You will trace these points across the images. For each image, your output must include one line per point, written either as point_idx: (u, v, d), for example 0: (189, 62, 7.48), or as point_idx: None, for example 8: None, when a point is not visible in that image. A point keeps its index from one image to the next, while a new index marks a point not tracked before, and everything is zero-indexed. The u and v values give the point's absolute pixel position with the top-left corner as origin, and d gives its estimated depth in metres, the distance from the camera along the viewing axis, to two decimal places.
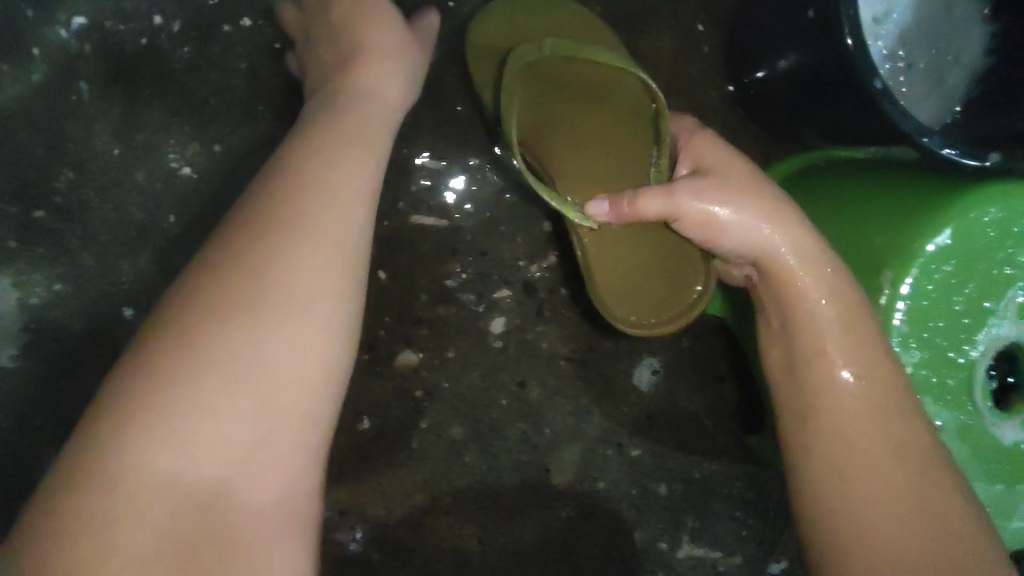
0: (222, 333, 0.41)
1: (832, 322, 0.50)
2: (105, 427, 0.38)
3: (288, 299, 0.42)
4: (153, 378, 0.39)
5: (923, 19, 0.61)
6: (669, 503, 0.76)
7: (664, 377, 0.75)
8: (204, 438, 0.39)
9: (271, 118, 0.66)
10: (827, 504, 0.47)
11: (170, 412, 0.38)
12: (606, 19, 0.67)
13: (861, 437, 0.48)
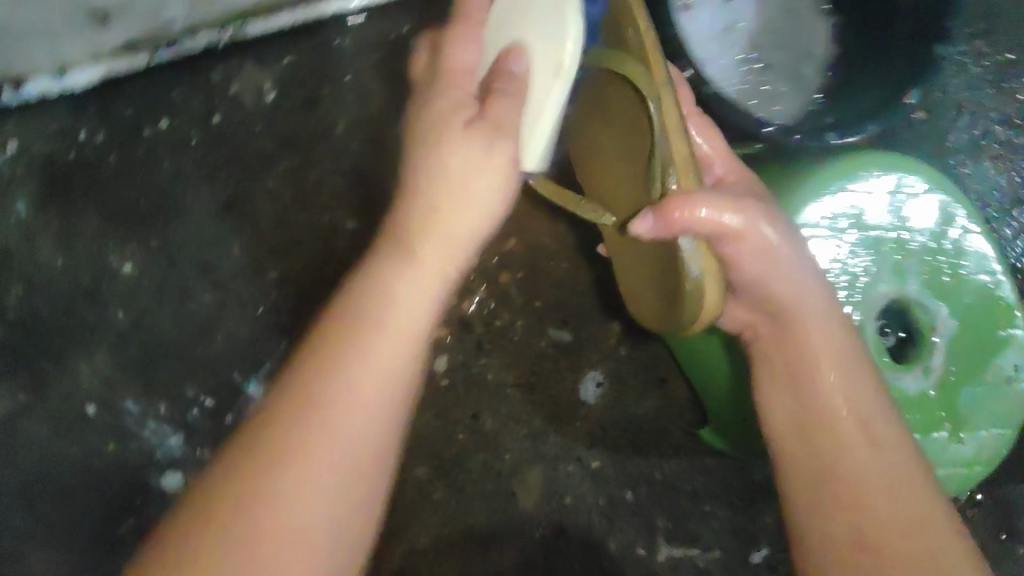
0: (335, 388, 0.37)
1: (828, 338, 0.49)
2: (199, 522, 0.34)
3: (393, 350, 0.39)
4: (250, 468, 0.35)
5: (770, 24, 0.69)
6: (637, 507, 0.79)
7: (609, 388, 0.78)
8: (325, 492, 0.36)
9: (202, 208, 0.70)
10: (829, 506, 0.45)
11: (286, 475, 0.35)
12: None
13: (859, 437, 0.46)
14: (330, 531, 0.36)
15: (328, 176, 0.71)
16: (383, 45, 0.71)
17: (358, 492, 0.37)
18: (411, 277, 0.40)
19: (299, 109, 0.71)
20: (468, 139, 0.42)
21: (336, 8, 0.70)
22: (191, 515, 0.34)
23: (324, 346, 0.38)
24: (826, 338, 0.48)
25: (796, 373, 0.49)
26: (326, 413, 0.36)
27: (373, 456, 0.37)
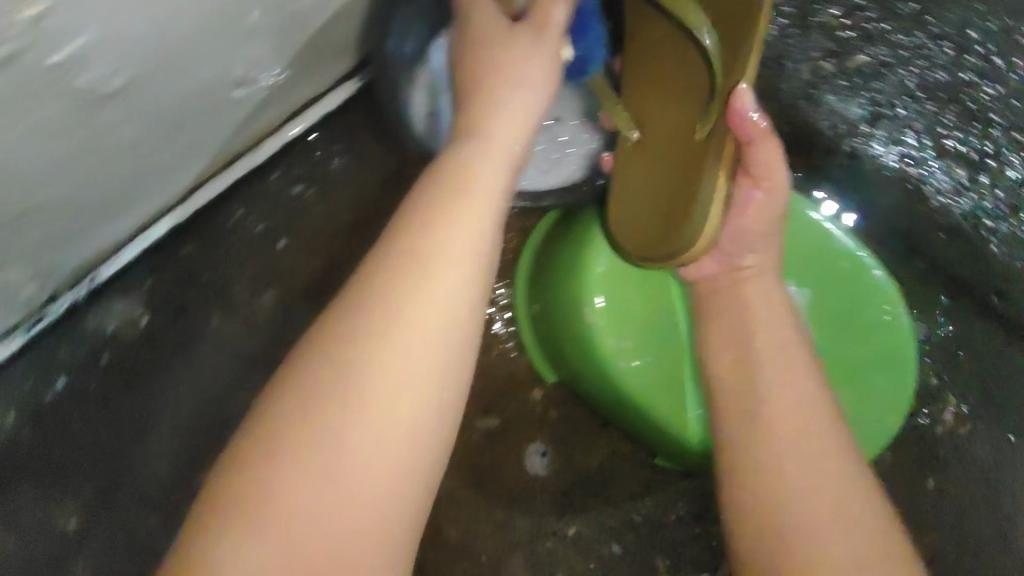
0: (361, 406, 0.38)
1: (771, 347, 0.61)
2: (261, 466, 0.37)
3: (432, 278, 0.41)
4: (301, 424, 0.38)
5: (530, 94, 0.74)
6: (629, 557, 0.79)
7: (554, 455, 0.79)
8: (345, 499, 0.37)
9: (122, 442, 0.74)
10: (755, 489, 0.55)
11: (309, 473, 0.37)
12: (331, 215, 0.79)
13: (795, 435, 0.56)
14: (355, 541, 0.37)
15: (223, 370, 0.76)
16: (227, 234, 0.77)
17: (380, 516, 0.38)
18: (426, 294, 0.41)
19: (173, 320, 0.76)
20: (485, 142, 0.51)
21: (168, 225, 0.73)
22: (237, 464, 0.37)
23: (331, 353, 0.40)
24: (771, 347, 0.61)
25: (745, 374, 0.60)
26: (347, 422, 0.38)
27: (399, 472, 0.39)
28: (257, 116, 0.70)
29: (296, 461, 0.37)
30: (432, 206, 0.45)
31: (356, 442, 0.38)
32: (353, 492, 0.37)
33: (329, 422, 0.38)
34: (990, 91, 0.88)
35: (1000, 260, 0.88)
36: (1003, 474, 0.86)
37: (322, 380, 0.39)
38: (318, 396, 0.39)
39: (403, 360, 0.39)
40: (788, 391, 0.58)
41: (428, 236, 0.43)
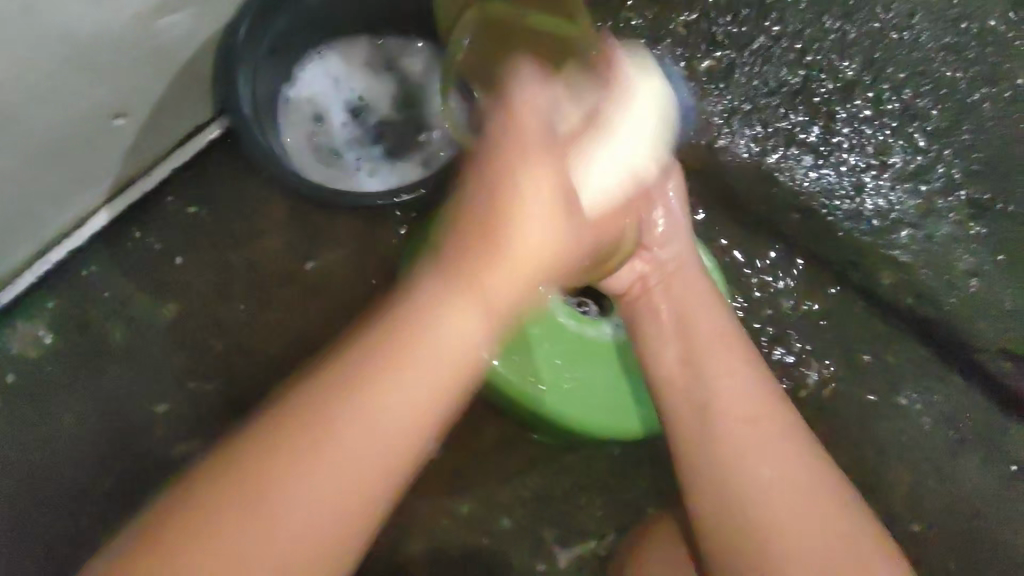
0: (355, 407, 0.44)
1: (709, 343, 0.71)
2: (264, 441, 0.44)
3: (471, 313, 0.47)
4: (340, 386, 0.45)
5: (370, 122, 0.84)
6: (520, 529, 0.85)
7: (446, 440, 0.85)
8: (327, 493, 0.43)
9: (30, 455, 0.79)
10: (726, 489, 0.63)
11: (303, 467, 0.43)
12: (224, 229, 0.85)
13: (742, 430, 0.66)
14: (360, 497, 0.44)
15: (127, 383, 0.81)
16: (126, 255, 0.83)
17: (355, 511, 0.44)
18: (428, 360, 0.46)
19: (76, 338, 0.81)
20: (532, 211, 0.51)
21: (64, 251, 0.80)
22: (282, 416, 0.45)
23: (338, 369, 0.46)
24: (709, 342, 0.71)
25: (694, 371, 0.70)
26: (348, 425, 0.44)
27: (380, 476, 0.44)
28: (143, 144, 0.78)
29: (293, 443, 0.43)
30: (487, 236, 0.49)
31: (383, 410, 0.45)
32: (358, 464, 0.44)
33: (316, 420, 0.44)
34: (829, 86, 1.00)
35: (849, 234, 0.98)
36: (864, 431, 0.97)
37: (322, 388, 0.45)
38: (347, 368, 0.46)
39: (438, 353, 0.46)
40: (735, 395, 0.67)
41: (491, 242, 0.49)
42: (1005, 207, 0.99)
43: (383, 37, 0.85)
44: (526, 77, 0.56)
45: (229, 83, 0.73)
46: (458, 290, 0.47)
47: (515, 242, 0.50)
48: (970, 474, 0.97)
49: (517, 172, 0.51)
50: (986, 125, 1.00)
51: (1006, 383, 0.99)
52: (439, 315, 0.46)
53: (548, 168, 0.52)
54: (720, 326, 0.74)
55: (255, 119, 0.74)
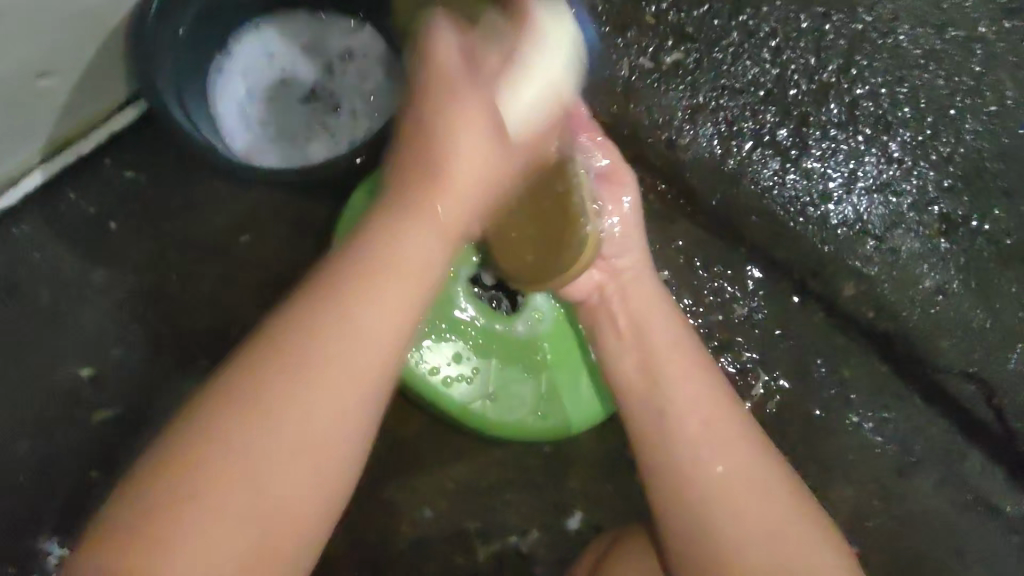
0: (302, 368, 0.47)
1: (671, 343, 0.68)
2: (209, 417, 0.46)
3: (392, 272, 0.51)
4: (277, 355, 0.47)
5: (287, 104, 0.82)
6: (442, 521, 0.84)
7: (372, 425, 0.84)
8: (283, 451, 0.46)
9: None
10: (686, 499, 0.60)
11: (254, 433, 0.45)
12: (161, 197, 0.84)
13: (704, 434, 0.62)
14: (296, 494, 0.46)
15: (53, 345, 0.81)
16: (60, 217, 0.82)
17: (317, 466, 0.47)
18: (390, 285, 0.50)
19: (5, 296, 0.81)
20: (460, 141, 0.55)
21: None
22: (230, 386, 0.47)
23: (291, 318, 0.49)
24: (667, 338, 0.69)
25: (653, 375, 0.66)
26: (295, 391, 0.46)
27: (342, 419, 0.48)
28: (76, 107, 0.77)
29: (235, 422, 0.45)
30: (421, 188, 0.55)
31: (314, 382, 0.47)
32: (280, 444, 0.46)
33: (269, 383, 0.46)
34: (803, 88, 0.96)
35: (811, 243, 0.95)
36: (812, 446, 0.93)
37: (271, 353, 0.47)
38: (285, 340, 0.48)
39: (376, 315, 0.49)
40: (698, 396, 0.64)
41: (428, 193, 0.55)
42: (979, 224, 0.95)
43: (324, 12, 0.83)
44: (438, 36, 0.58)
45: (151, 46, 0.71)
46: (406, 224, 0.53)
47: (453, 180, 0.55)
48: (922, 498, 0.93)
49: (456, 167, 0.55)
50: (965, 137, 0.96)
51: (966, 406, 0.95)
52: (392, 255, 0.51)
53: (479, 124, 0.56)
54: (671, 325, 0.70)
55: (175, 95, 0.72)
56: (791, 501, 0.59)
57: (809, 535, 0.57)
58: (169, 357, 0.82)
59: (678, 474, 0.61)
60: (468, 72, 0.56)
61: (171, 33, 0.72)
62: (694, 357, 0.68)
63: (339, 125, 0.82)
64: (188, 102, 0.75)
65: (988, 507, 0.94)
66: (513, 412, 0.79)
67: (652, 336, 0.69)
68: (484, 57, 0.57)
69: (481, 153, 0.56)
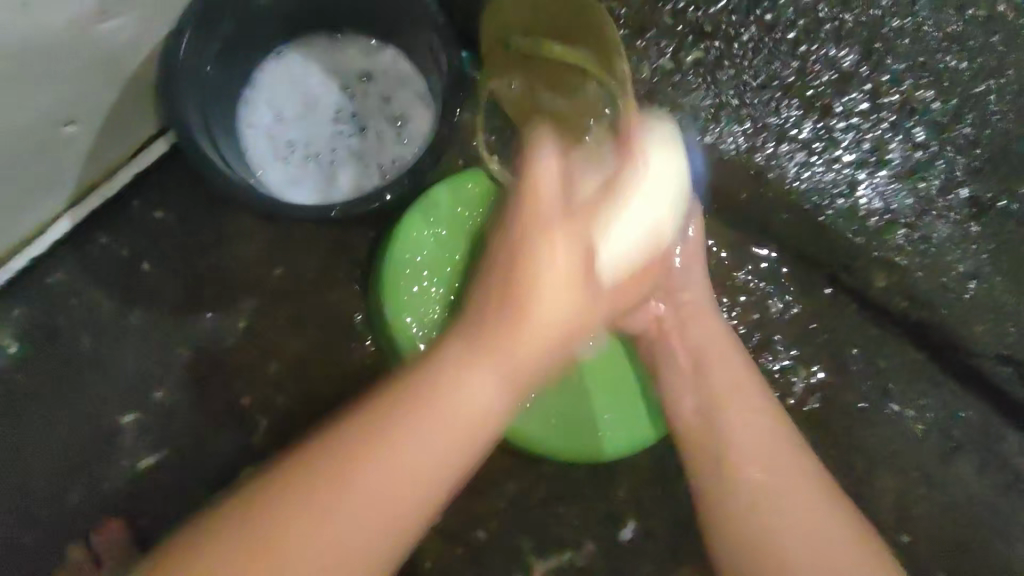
0: (387, 447, 0.51)
1: (730, 388, 0.71)
2: (286, 502, 0.49)
3: (477, 353, 0.56)
4: (364, 445, 0.51)
5: (320, 126, 0.82)
6: (496, 540, 0.84)
7: None
8: (349, 535, 0.49)
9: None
10: (747, 533, 0.61)
11: (325, 510, 0.49)
12: (191, 235, 0.83)
13: (764, 475, 0.64)
14: (370, 553, 0.49)
15: (95, 391, 0.81)
16: (92, 260, 0.82)
17: (411, 504, 0.51)
18: (440, 416, 0.53)
19: (43, 345, 0.81)
20: (545, 294, 0.58)
21: (26, 259, 0.79)
22: (305, 458, 0.51)
23: (377, 410, 0.53)
24: (724, 381, 0.72)
25: (711, 416, 0.70)
26: (353, 483, 0.50)
27: (427, 482, 0.52)
28: (101, 151, 0.76)
29: (312, 501, 0.49)
30: (508, 301, 0.58)
31: (411, 461, 0.51)
32: (359, 519, 0.49)
33: (342, 485, 0.50)
34: (825, 78, 0.95)
35: (844, 237, 0.93)
36: (852, 438, 0.94)
37: (362, 443, 0.51)
38: (387, 425, 0.52)
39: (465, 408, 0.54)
40: (755, 436, 0.68)
41: (519, 298, 0.57)
42: (1008, 205, 0.94)
43: (341, 32, 0.85)
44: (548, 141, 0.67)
45: (172, 97, 0.70)
46: (477, 364, 0.55)
47: (534, 313, 0.57)
48: (967, 483, 0.94)
49: (534, 301, 0.57)
50: (990, 119, 0.95)
51: (1005, 388, 0.94)
52: (459, 387, 0.54)
53: (563, 245, 0.60)
54: (737, 370, 0.73)
55: (200, 122, 0.72)
56: (846, 526, 0.60)
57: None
58: (211, 394, 0.82)
59: (736, 511, 0.63)
60: (561, 199, 0.63)
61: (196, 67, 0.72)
62: (757, 400, 0.71)
63: (374, 140, 0.82)
64: (214, 128, 0.74)
65: None
66: (572, 437, 0.79)
67: (711, 379, 0.72)
68: (582, 186, 0.67)
69: (566, 299, 0.59)
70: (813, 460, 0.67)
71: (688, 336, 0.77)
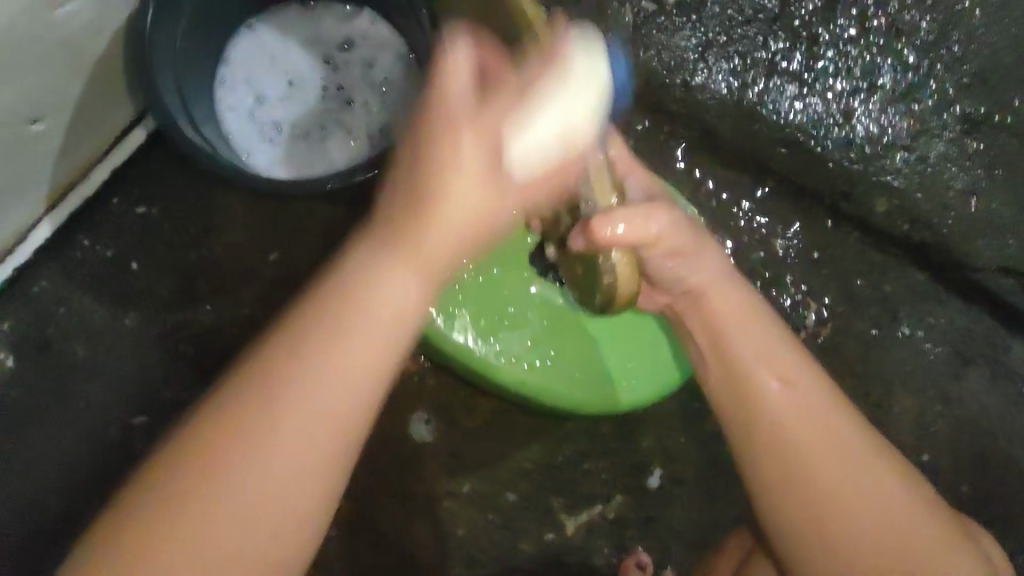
0: (281, 403, 0.46)
1: (752, 347, 0.66)
2: (195, 455, 0.45)
3: (373, 292, 0.48)
4: (269, 381, 0.46)
5: (304, 105, 0.80)
6: (525, 503, 0.84)
7: (438, 422, 0.83)
8: (273, 485, 0.45)
9: (7, 483, 0.77)
10: (792, 504, 0.62)
11: (238, 462, 0.45)
12: (177, 228, 0.80)
13: (801, 447, 0.63)
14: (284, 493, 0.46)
15: (100, 400, 0.78)
16: (77, 265, 0.78)
17: (339, 429, 0.47)
18: (363, 318, 0.48)
19: (38, 357, 0.77)
20: (456, 153, 0.47)
21: (9, 269, 0.75)
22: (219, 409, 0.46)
23: (268, 363, 0.47)
24: (746, 344, 0.66)
25: (739, 381, 0.66)
26: (263, 437, 0.45)
27: (340, 417, 0.47)
28: (75, 145, 0.72)
29: (224, 445, 0.45)
30: (403, 225, 0.48)
31: (325, 380, 0.46)
32: (267, 454, 0.45)
33: (235, 448, 0.45)
34: (810, 7, 0.92)
35: (839, 166, 0.93)
36: (867, 365, 0.95)
37: (253, 389, 0.47)
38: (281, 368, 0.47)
39: (368, 332, 0.48)
40: (784, 400, 0.64)
41: (405, 236, 0.49)
42: (1000, 118, 0.94)
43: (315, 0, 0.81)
44: (459, 40, 0.49)
45: (149, 79, 0.67)
46: (394, 257, 0.48)
47: (442, 214, 0.48)
48: (977, 396, 0.95)
49: (436, 202, 0.48)
50: (976, 32, 0.93)
51: (1005, 298, 0.95)
52: (374, 294, 0.48)
53: (471, 142, 0.47)
54: (766, 331, 0.67)
55: (176, 96, 0.70)
56: (892, 488, 0.62)
57: (917, 537, 0.61)
58: None
59: (776, 482, 0.63)
60: (469, 93, 0.47)
61: (168, 44, 0.70)
62: (783, 358, 0.66)
63: (364, 113, 0.81)
64: (192, 105, 0.73)
65: None
66: (590, 390, 0.77)
67: (738, 344, 0.66)
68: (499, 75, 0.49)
69: (478, 185, 0.48)
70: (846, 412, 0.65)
71: (712, 317, 0.68)
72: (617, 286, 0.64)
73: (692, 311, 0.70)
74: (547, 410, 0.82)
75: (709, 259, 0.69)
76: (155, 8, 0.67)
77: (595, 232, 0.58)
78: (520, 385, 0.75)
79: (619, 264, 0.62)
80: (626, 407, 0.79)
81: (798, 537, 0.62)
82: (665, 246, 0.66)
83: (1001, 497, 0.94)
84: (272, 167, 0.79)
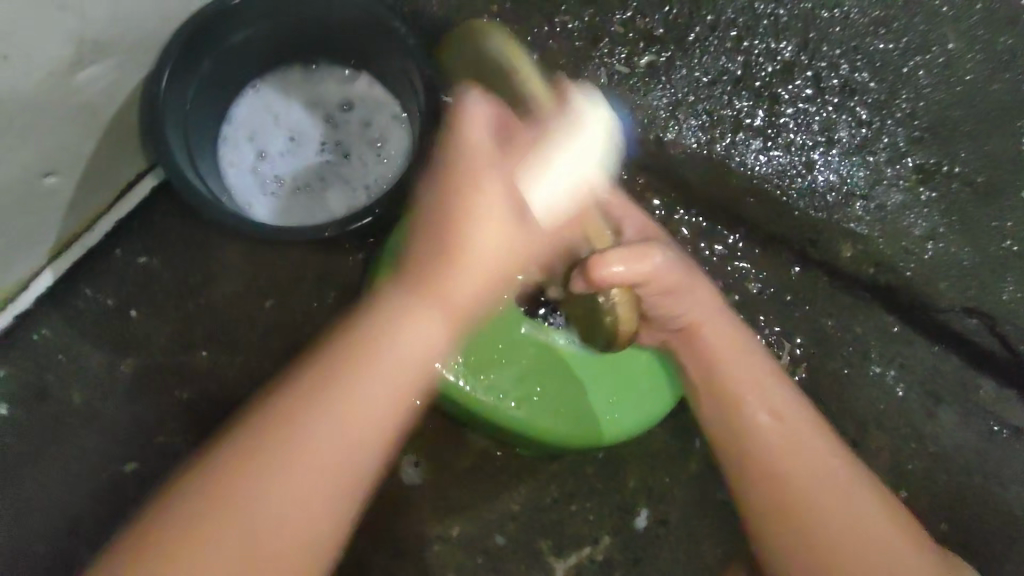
0: (296, 434, 0.51)
1: (742, 377, 0.72)
2: (208, 488, 0.49)
3: (390, 358, 0.53)
4: (282, 424, 0.51)
5: (299, 158, 0.85)
6: (515, 544, 0.84)
7: (428, 462, 0.85)
8: (299, 500, 0.50)
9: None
10: (783, 526, 0.66)
11: (262, 479, 0.50)
12: (177, 277, 0.83)
13: (789, 470, 0.67)
14: (284, 544, 0.49)
15: (93, 447, 0.79)
16: (80, 315, 0.81)
17: (339, 488, 0.51)
18: (376, 373, 0.53)
19: (35, 405, 0.79)
20: (480, 227, 0.55)
21: (10, 317, 0.78)
22: (235, 442, 0.51)
23: (313, 382, 0.53)
24: (733, 376, 0.72)
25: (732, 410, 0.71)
26: (277, 472, 0.50)
27: (338, 482, 0.51)
28: (83, 199, 0.77)
29: (228, 490, 0.49)
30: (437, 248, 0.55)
31: (351, 407, 0.52)
32: (277, 497, 0.49)
33: (249, 482, 0.49)
34: (769, 69, 1.00)
35: (805, 213, 0.99)
36: (842, 404, 0.99)
37: (289, 404, 0.52)
38: (302, 392, 0.52)
39: (374, 392, 0.53)
40: (769, 429, 0.69)
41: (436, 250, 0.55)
42: (950, 169, 1.00)
43: (316, 63, 0.87)
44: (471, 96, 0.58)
45: (159, 136, 0.72)
46: (422, 294, 0.54)
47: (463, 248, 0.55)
48: (950, 432, 0.99)
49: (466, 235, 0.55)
50: (924, 91, 1.01)
51: (972, 338, 0.99)
52: (417, 310, 0.54)
53: (500, 186, 0.55)
54: (753, 363, 0.73)
55: (184, 152, 0.75)
56: (877, 511, 0.65)
57: (901, 554, 0.63)
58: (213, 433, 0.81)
59: (766, 501, 0.67)
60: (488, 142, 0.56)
61: (179, 105, 0.75)
62: (770, 391, 0.71)
63: (358, 166, 0.86)
64: (197, 159, 0.77)
65: (1013, 429, 0.99)
66: (574, 427, 0.79)
67: (729, 368, 0.72)
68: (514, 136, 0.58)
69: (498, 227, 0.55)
70: (833, 440, 0.70)
71: (699, 343, 0.74)
72: (619, 327, 0.68)
73: (695, 345, 0.75)
74: (534, 450, 0.83)
75: (700, 291, 0.74)
76: (168, 71, 0.73)
77: (593, 271, 0.65)
78: (505, 420, 0.78)
79: (616, 300, 0.67)
80: (617, 437, 0.81)
81: (795, 561, 0.64)
82: (657, 282, 0.70)
83: (982, 534, 0.96)
84: (271, 217, 0.83)
